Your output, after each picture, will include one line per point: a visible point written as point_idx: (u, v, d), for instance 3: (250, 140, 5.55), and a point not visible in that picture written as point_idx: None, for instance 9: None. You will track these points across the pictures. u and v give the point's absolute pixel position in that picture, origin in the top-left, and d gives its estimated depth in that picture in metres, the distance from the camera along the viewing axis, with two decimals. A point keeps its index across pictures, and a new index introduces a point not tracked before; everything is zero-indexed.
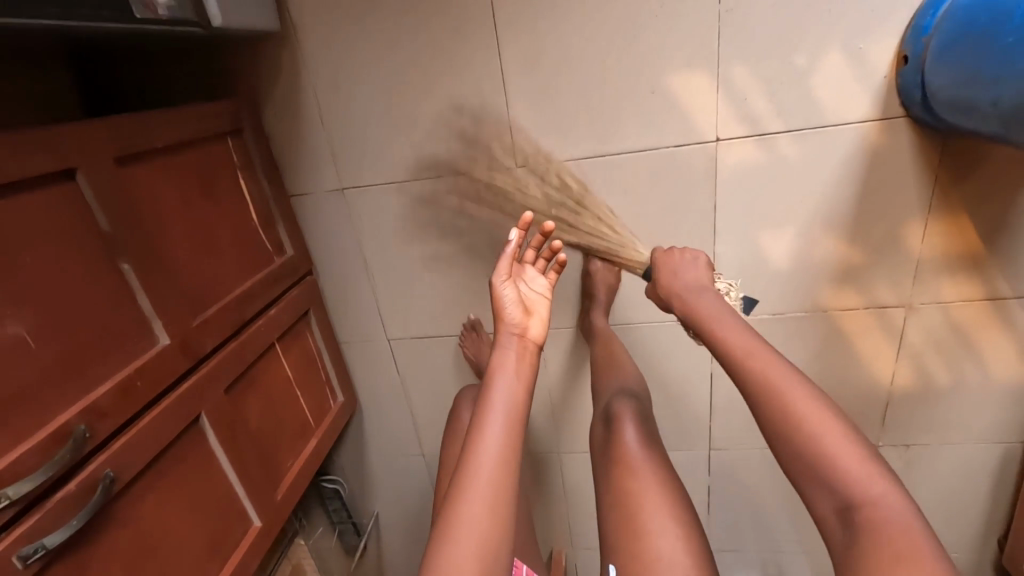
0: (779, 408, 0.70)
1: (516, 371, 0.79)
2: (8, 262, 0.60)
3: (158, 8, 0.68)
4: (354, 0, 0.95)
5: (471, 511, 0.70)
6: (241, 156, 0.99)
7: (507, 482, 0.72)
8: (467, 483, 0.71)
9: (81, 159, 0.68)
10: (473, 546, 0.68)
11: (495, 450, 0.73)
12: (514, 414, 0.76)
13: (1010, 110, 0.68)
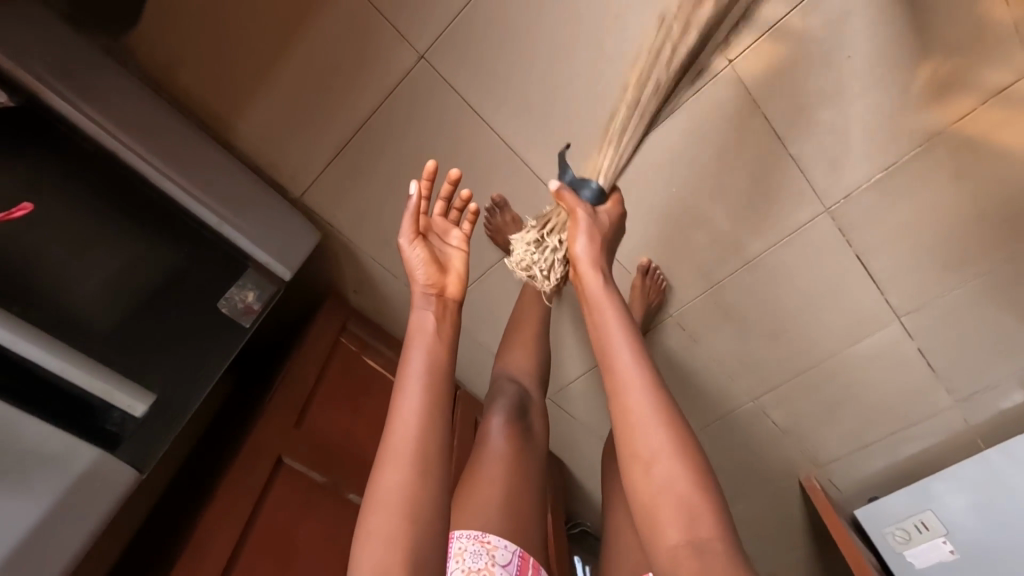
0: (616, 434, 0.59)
1: (435, 332, 0.69)
2: (290, 556, 0.73)
3: (252, 302, 0.79)
4: (356, 171, 1.02)
5: (391, 483, 0.57)
6: (357, 342, 1.10)
7: (437, 448, 0.59)
8: (387, 457, 0.59)
9: (278, 446, 0.80)
10: (400, 523, 0.54)
11: (413, 423, 0.60)
12: (435, 378, 0.64)
13: None
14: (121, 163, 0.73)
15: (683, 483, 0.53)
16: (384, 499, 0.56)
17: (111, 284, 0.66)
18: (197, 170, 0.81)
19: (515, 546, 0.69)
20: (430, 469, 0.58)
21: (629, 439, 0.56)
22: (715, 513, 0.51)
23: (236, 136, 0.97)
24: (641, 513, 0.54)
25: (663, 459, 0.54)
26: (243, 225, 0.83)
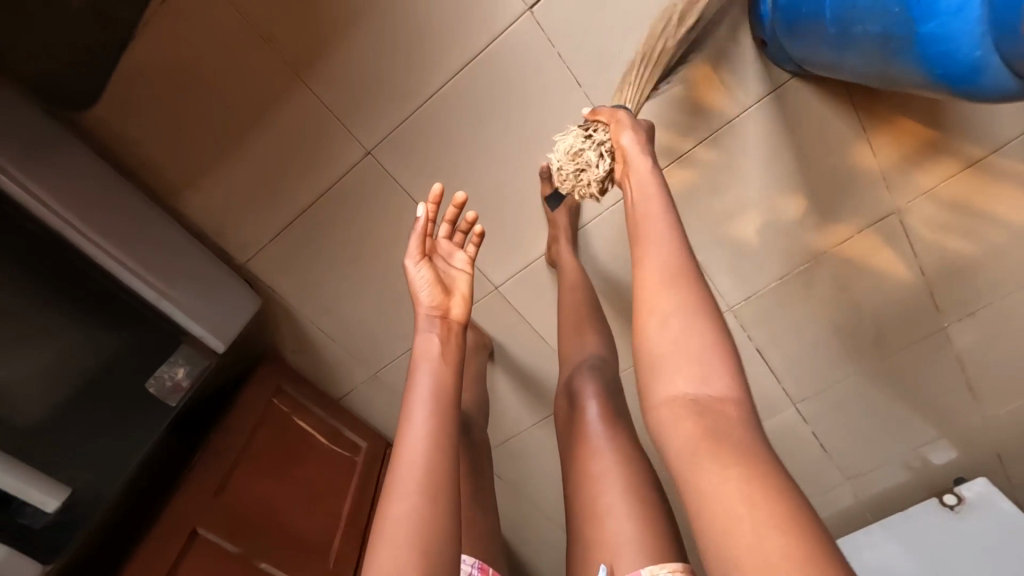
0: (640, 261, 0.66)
1: (438, 353, 0.75)
2: None
3: (181, 381, 0.84)
4: (301, 245, 1.08)
5: (399, 513, 0.62)
6: (290, 404, 1.14)
7: (442, 470, 0.65)
8: (396, 483, 0.64)
9: (195, 520, 0.84)
10: (405, 556, 0.60)
11: (420, 455, 0.66)
12: (441, 401, 0.70)
13: (863, 75, 0.71)
14: (63, 239, 0.78)
15: (712, 380, 0.56)
16: (394, 530, 0.62)
17: (43, 371, 0.72)
18: (147, 244, 0.87)
19: (475, 560, 0.78)
20: (436, 499, 0.63)
21: (651, 337, 0.60)
22: (737, 407, 0.55)
23: (184, 204, 1.02)
24: (660, 408, 0.57)
25: (691, 353, 0.58)
26: (183, 300, 0.88)
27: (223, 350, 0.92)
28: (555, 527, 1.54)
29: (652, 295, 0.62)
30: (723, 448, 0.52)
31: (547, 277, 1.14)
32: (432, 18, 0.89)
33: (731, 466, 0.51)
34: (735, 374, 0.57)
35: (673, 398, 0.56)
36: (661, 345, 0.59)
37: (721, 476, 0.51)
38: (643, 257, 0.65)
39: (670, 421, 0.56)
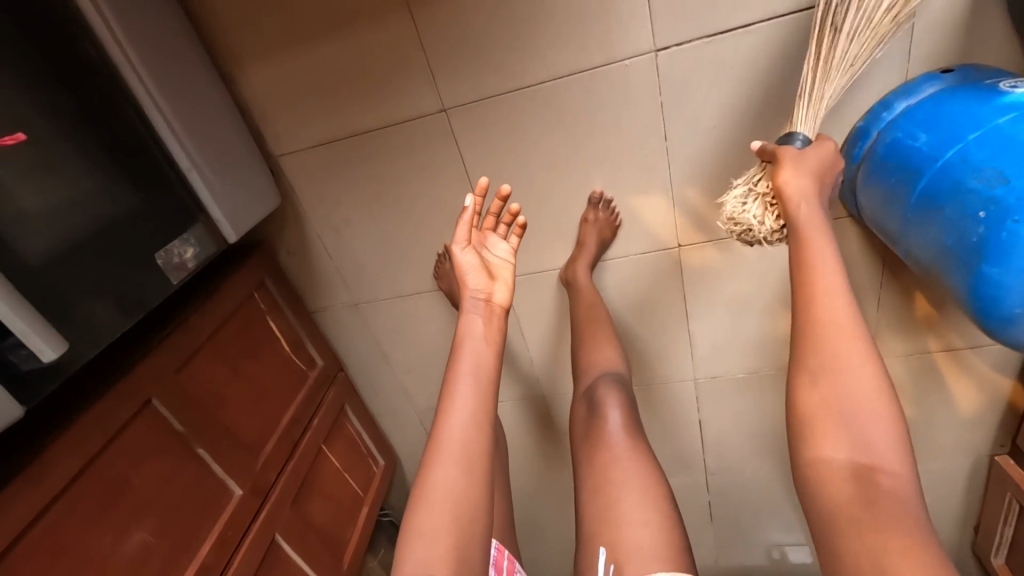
0: (810, 317, 0.68)
1: (484, 334, 0.79)
2: (127, 485, 0.81)
3: (187, 262, 0.82)
4: (339, 163, 1.07)
5: (442, 480, 0.68)
6: (267, 303, 1.15)
7: (482, 442, 0.71)
8: (439, 454, 0.70)
9: (152, 388, 0.85)
10: (445, 520, 0.66)
11: (460, 430, 0.71)
12: (485, 375, 0.76)
13: (914, 260, 0.75)
14: (120, 79, 0.75)
15: (877, 445, 0.62)
16: (434, 493, 0.67)
17: (69, 210, 0.68)
18: (190, 117, 0.84)
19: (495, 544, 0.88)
20: (468, 472, 0.69)
21: (804, 393, 0.67)
22: (898, 475, 0.61)
23: (242, 77, 0.98)
24: (813, 465, 0.65)
25: (871, 393, 0.63)
26: (210, 176, 0.86)
27: (233, 241, 0.91)
28: None
29: (833, 349, 0.65)
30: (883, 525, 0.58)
31: (552, 288, 1.17)
32: (558, 11, 0.86)
33: (905, 538, 0.57)
34: (900, 444, 0.62)
35: (827, 465, 0.63)
36: (816, 398, 0.65)
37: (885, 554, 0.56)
38: (818, 318, 0.67)
39: (826, 486, 0.63)
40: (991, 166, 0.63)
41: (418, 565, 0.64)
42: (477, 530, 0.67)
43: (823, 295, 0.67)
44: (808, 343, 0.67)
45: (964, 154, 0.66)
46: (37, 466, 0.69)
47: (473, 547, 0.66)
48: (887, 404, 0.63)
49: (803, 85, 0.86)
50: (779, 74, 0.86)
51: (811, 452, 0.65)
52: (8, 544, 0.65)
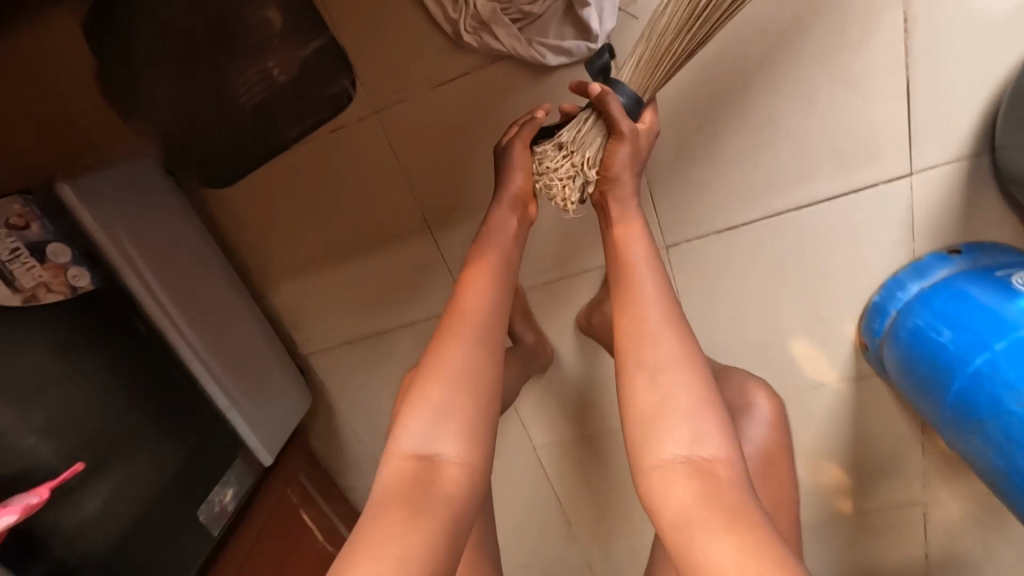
0: (624, 266, 0.73)
1: (515, 236, 0.77)
2: None
3: (226, 503, 0.84)
4: (365, 358, 1.09)
5: (455, 355, 0.66)
6: (300, 497, 1.14)
7: (490, 335, 0.68)
8: (456, 327, 0.68)
9: None
10: (454, 394, 0.63)
11: (478, 305, 0.70)
12: (500, 280, 0.73)
13: (957, 452, 0.75)
14: (165, 341, 0.79)
15: (704, 441, 0.60)
16: (448, 363, 0.65)
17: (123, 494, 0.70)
18: (226, 356, 0.87)
19: None
20: (483, 355, 0.67)
21: (642, 394, 0.64)
22: (727, 467, 0.59)
23: (275, 291, 1.03)
24: (654, 474, 0.60)
25: (683, 406, 0.62)
26: (248, 406, 0.89)
27: (269, 463, 0.92)
28: None
29: (640, 349, 0.66)
30: (721, 521, 0.54)
31: (584, 455, 1.15)
32: (570, 219, 0.91)
33: (735, 537, 0.53)
34: (727, 439, 0.61)
35: (665, 463, 0.59)
36: (648, 397, 0.63)
37: (727, 552, 0.52)
38: (631, 315, 0.68)
39: (665, 486, 0.59)
40: None
41: (421, 439, 0.61)
42: (486, 418, 0.64)
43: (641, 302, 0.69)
44: (626, 292, 0.70)
45: (996, 368, 0.68)
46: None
47: (482, 444, 0.62)
48: (709, 395, 0.63)
49: (813, 268, 0.89)
50: (790, 260, 0.89)
51: (648, 457, 0.61)
52: None
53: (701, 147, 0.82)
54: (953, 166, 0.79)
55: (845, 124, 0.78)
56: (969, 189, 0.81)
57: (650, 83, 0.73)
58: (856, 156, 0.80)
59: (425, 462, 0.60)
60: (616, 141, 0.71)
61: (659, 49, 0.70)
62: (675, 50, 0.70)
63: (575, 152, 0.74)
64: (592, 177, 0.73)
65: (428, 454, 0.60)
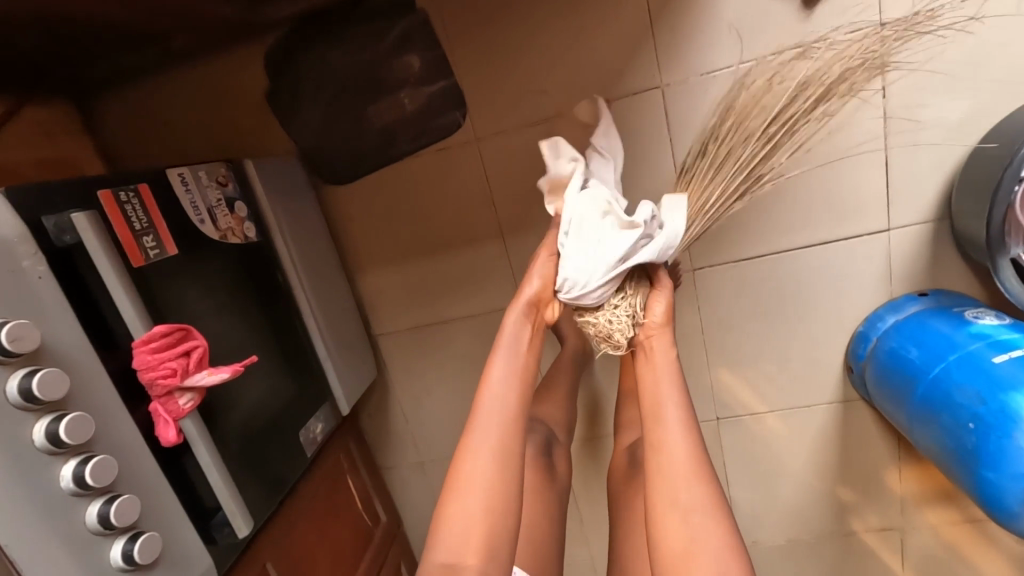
0: (652, 390, 0.79)
1: (526, 341, 0.82)
2: None
3: (315, 434, 0.98)
4: (424, 344, 1.28)
5: (473, 475, 0.72)
6: (350, 463, 1.28)
7: (512, 435, 0.75)
8: (473, 435, 0.74)
9: (271, 555, 0.95)
10: (481, 495, 0.71)
11: (494, 414, 0.75)
12: (517, 379, 0.78)
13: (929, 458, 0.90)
14: (291, 294, 0.98)
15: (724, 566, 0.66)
16: (471, 483, 0.71)
17: (261, 402, 0.85)
18: (328, 317, 1.06)
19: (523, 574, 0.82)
20: (501, 466, 0.72)
21: (671, 530, 0.70)
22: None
23: (362, 278, 1.24)
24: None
25: (709, 539, 0.68)
26: (338, 362, 1.06)
27: (345, 412, 1.08)
28: None
29: (675, 490, 0.71)
30: None
31: (603, 453, 1.30)
32: None
33: None
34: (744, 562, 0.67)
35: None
36: (675, 523, 0.70)
37: None
38: (660, 445, 0.74)
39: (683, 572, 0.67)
40: (970, 387, 0.81)
41: (448, 552, 0.69)
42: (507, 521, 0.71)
43: (664, 429, 0.75)
44: (650, 410, 0.78)
45: (950, 373, 0.86)
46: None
47: (510, 505, 0.72)
48: (713, 493, 0.71)
49: (810, 300, 1.10)
50: (792, 291, 1.10)
51: (662, 529, 0.70)
52: None
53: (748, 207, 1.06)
54: (923, 227, 1.02)
55: (844, 187, 1.02)
56: (936, 245, 1.03)
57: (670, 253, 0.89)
58: (846, 213, 1.03)
59: (451, 574, 0.68)
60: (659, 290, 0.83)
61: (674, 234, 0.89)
62: (688, 233, 0.90)
63: (629, 295, 0.82)
64: (641, 319, 0.82)
65: (454, 561, 0.68)
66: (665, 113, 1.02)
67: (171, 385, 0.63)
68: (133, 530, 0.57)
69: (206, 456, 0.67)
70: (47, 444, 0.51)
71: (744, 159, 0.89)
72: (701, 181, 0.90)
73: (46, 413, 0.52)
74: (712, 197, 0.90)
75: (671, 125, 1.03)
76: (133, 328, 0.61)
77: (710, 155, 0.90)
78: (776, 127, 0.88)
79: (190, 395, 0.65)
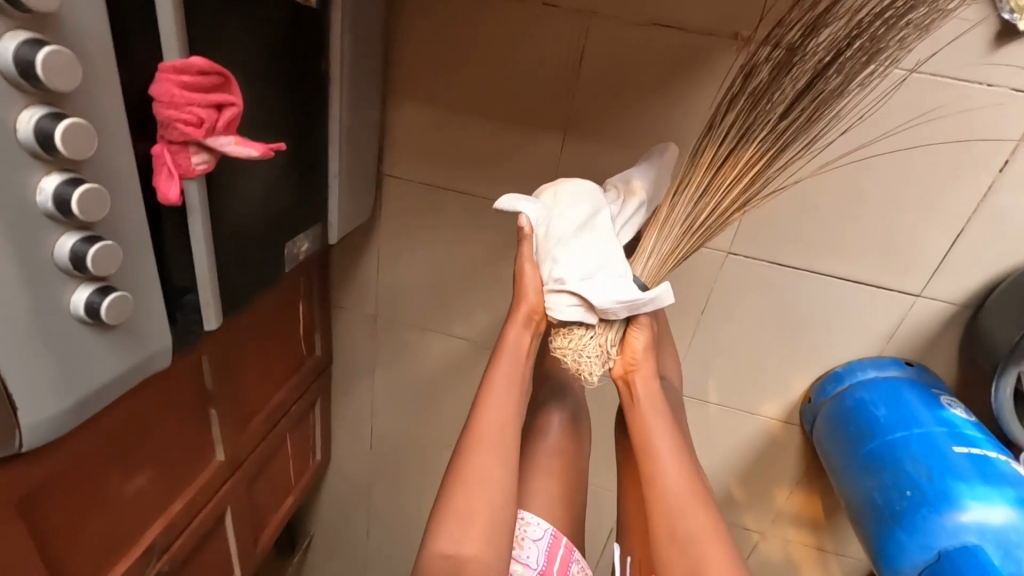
0: (639, 424, 0.81)
1: (525, 350, 0.81)
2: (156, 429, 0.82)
3: (299, 252, 0.88)
4: (431, 206, 1.18)
5: (475, 471, 0.74)
6: (306, 289, 1.20)
7: (508, 440, 0.76)
8: (475, 442, 0.75)
9: (208, 351, 0.89)
10: (481, 501, 0.73)
11: (495, 418, 0.77)
12: (513, 388, 0.79)
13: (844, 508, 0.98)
14: (327, 90, 0.83)
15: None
16: (471, 483, 0.73)
17: (265, 196, 0.74)
18: (352, 134, 0.92)
19: (546, 525, 0.92)
20: (502, 466, 0.75)
21: (672, 555, 0.73)
22: None
23: (396, 108, 1.09)
24: None
25: (713, 558, 0.71)
26: (344, 187, 0.94)
27: (332, 242, 0.98)
28: (368, 505, 1.72)
29: (674, 519, 0.74)
30: None
31: None
32: None
33: None
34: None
35: None
36: (679, 550, 0.73)
37: None
38: (654, 477, 0.77)
39: None
40: (923, 464, 0.87)
41: (450, 543, 0.71)
42: (507, 513, 0.74)
43: (656, 463, 0.77)
44: (641, 439, 0.80)
45: (909, 443, 0.91)
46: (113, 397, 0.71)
47: (506, 503, 0.74)
48: (706, 513, 0.74)
49: (811, 325, 1.12)
50: (802, 310, 1.11)
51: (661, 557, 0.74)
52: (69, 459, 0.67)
53: (810, 218, 1.02)
54: (948, 306, 1.04)
55: (906, 240, 1.00)
56: (950, 328, 1.05)
57: (660, 269, 0.83)
58: (891, 264, 1.03)
59: (453, 560, 0.70)
60: (636, 329, 0.81)
61: (663, 252, 0.82)
62: (678, 250, 0.83)
63: (602, 333, 0.79)
64: (614, 356, 0.82)
65: (457, 552, 0.70)
66: None
67: (189, 136, 0.51)
68: (102, 283, 0.48)
69: (198, 228, 0.57)
70: (34, 142, 0.40)
71: (750, 156, 0.77)
72: (702, 180, 0.79)
73: (39, 103, 0.41)
74: (704, 204, 0.80)
75: None
76: (167, 44, 0.49)
77: (710, 152, 0.79)
78: (795, 112, 0.74)
79: (205, 157, 0.53)
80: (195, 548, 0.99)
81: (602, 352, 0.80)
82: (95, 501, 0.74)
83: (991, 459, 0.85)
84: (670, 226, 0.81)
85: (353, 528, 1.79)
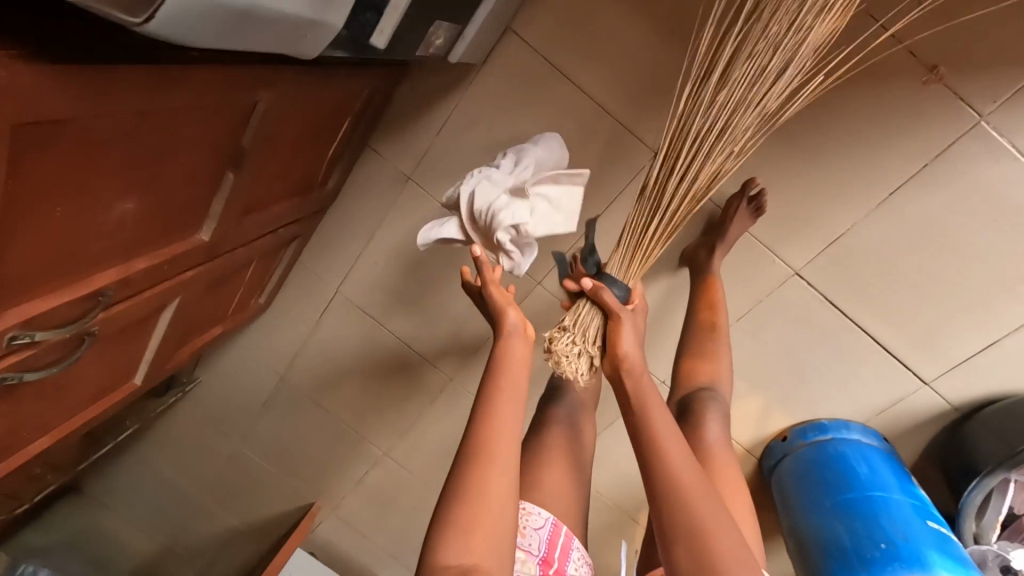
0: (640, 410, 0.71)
1: (524, 357, 0.76)
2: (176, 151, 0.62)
3: (431, 48, 0.74)
4: (540, 89, 1.05)
5: (484, 467, 0.64)
6: (363, 105, 1.02)
7: (513, 438, 0.68)
8: (479, 442, 0.66)
9: (270, 98, 0.70)
10: (489, 498, 0.63)
11: (500, 418, 0.68)
12: (518, 389, 0.72)
13: (795, 546, 1.02)
14: None
15: None
16: (477, 485, 0.63)
17: None
18: None
19: (548, 514, 0.87)
20: (509, 466, 0.65)
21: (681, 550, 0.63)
22: None
23: None
24: None
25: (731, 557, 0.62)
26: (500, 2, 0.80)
27: (449, 61, 0.83)
28: (282, 375, 1.52)
29: (679, 511, 0.64)
30: None
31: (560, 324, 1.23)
32: (785, 191, 1.03)
33: None
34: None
35: None
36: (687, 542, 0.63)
37: None
38: (655, 464, 0.67)
39: None
40: (900, 526, 0.93)
41: (453, 537, 0.61)
42: (509, 509, 0.64)
43: (659, 450, 0.68)
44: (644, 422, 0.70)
45: (887, 503, 0.97)
46: (171, 70, 0.52)
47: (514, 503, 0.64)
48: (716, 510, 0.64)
49: (825, 374, 1.14)
50: (825, 355, 1.13)
51: (664, 549, 0.65)
52: (89, 115, 0.48)
53: (883, 274, 1.04)
54: (943, 403, 1.11)
55: (947, 330, 1.05)
56: (932, 423, 1.13)
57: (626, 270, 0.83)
58: (922, 346, 1.08)
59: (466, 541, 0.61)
60: (614, 322, 0.77)
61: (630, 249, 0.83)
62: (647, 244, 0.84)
63: (576, 334, 0.79)
64: (594, 353, 0.80)
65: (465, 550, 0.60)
66: (947, 143, 0.93)
67: None
68: None
69: None
70: None
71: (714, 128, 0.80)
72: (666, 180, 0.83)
73: None
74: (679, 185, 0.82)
75: (937, 156, 0.94)
76: None
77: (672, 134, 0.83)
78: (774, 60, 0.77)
79: None
80: (125, 326, 0.78)
81: (585, 351, 0.79)
82: (78, 192, 0.54)
83: (952, 540, 0.92)
84: (636, 220, 0.84)
85: (250, 395, 1.58)
